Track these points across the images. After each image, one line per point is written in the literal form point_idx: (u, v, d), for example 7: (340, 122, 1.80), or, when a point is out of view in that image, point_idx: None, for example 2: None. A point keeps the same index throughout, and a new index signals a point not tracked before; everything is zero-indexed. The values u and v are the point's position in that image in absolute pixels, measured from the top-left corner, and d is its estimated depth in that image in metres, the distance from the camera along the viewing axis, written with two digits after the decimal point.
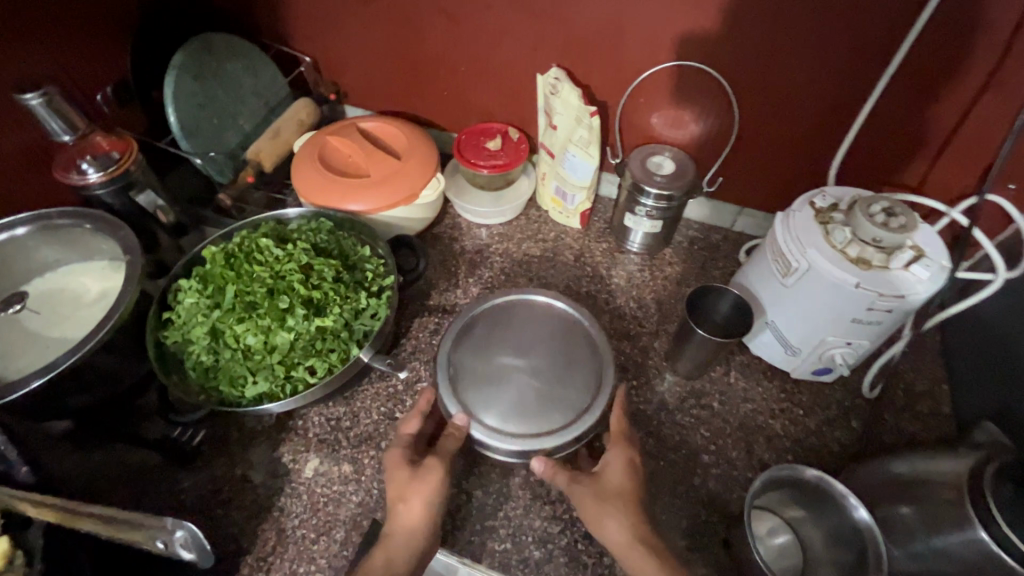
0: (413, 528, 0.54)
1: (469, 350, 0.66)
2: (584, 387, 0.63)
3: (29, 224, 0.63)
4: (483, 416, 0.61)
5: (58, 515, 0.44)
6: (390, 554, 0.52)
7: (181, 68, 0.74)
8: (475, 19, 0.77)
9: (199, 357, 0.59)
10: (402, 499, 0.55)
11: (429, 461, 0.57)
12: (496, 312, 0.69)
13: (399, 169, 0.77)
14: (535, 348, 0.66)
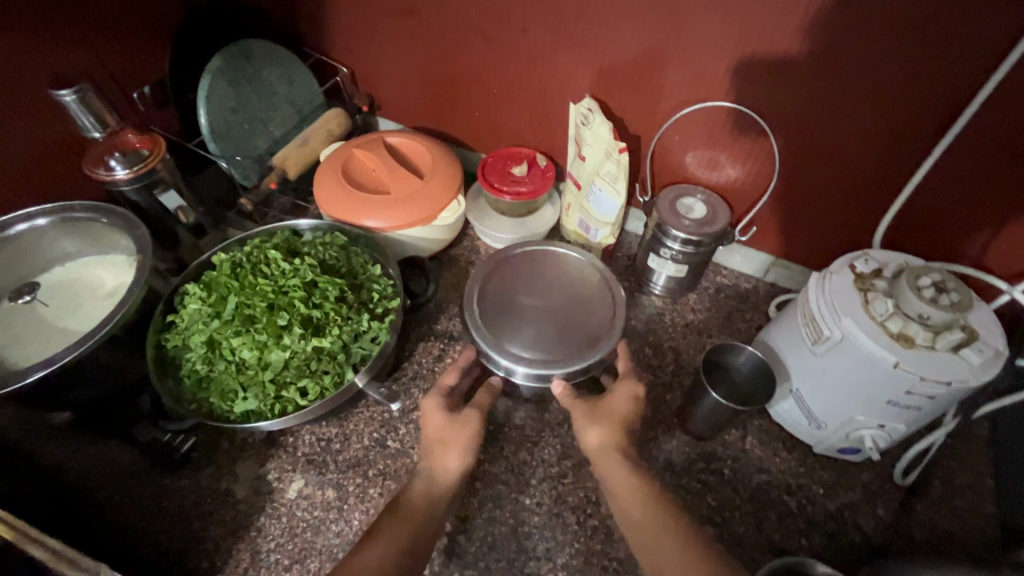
0: (445, 479, 0.54)
1: (494, 292, 0.70)
2: (597, 319, 0.68)
3: (50, 214, 0.64)
4: (510, 347, 0.64)
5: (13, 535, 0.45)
6: (426, 494, 0.52)
7: (216, 73, 0.75)
8: (511, 43, 0.75)
9: (194, 365, 0.59)
10: (435, 446, 0.55)
11: (464, 410, 0.56)
12: (518, 260, 0.74)
13: (419, 189, 0.76)
14: (552, 289, 0.71)
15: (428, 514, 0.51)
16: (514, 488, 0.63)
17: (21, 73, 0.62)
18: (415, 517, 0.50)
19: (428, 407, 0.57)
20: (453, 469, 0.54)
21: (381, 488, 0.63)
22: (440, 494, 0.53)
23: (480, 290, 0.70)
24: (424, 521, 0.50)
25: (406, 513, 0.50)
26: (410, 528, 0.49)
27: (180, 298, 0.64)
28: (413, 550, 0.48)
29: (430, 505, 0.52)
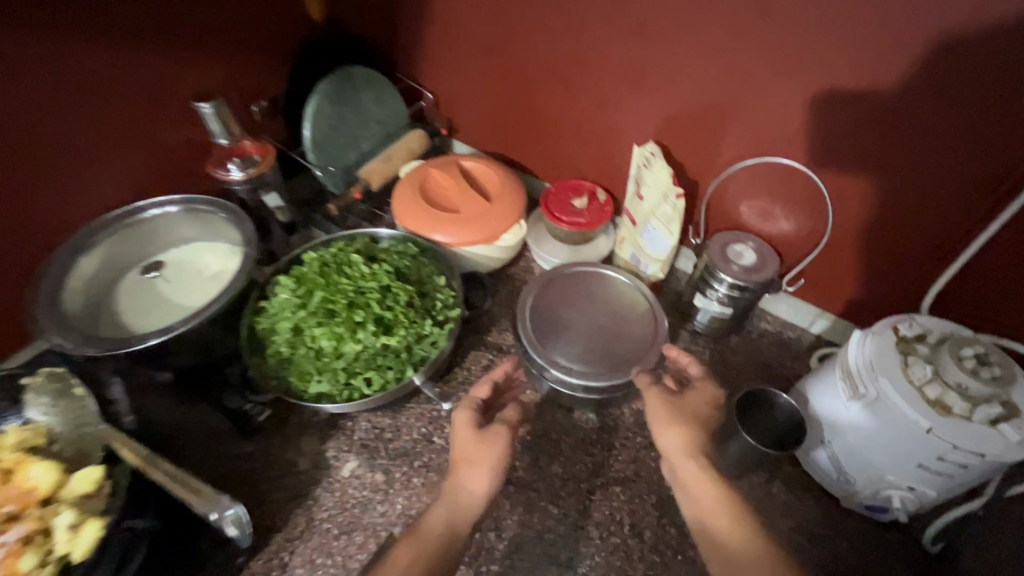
0: (467, 502, 0.56)
1: (546, 307, 0.77)
2: (640, 337, 0.74)
3: (180, 206, 0.76)
4: (558, 358, 0.71)
5: (139, 458, 0.52)
6: (447, 515, 0.54)
7: (323, 93, 0.85)
8: (586, 86, 0.82)
9: (279, 348, 0.67)
10: (461, 463, 0.57)
11: (491, 427, 0.59)
12: (569, 279, 0.81)
13: (487, 211, 0.83)
14: (599, 306, 0.78)
15: (447, 535, 0.53)
16: (543, 496, 0.68)
17: (177, 80, 0.75)
18: (435, 539, 0.53)
19: (456, 421, 0.61)
20: (479, 487, 0.56)
21: (424, 479, 0.69)
22: (462, 512, 0.55)
23: (533, 304, 0.77)
24: (440, 542, 0.53)
25: (425, 535, 0.53)
26: (427, 549, 0.52)
27: (272, 287, 0.73)
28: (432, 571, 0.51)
29: (450, 526, 0.54)
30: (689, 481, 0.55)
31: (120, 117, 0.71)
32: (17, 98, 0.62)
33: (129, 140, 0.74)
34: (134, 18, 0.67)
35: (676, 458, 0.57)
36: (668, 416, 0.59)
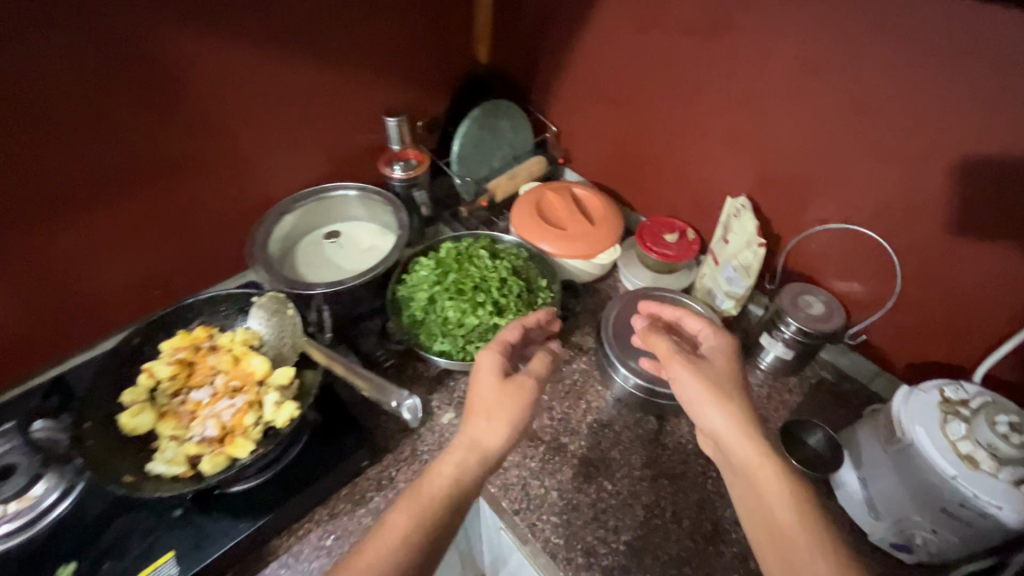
0: (477, 455, 0.63)
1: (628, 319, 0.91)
2: None
3: (358, 190, 0.98)
4: (629, 361, 0.86)
5: (325, 357, 0.73)
6: (457, 471, 0.62)
7: (474, 118, 1.05)
8: (692, 141, 0.96)
9: (413, 311, 0.86)
10: (480, 411, 0.66)
11: (516, 378, 0.69)
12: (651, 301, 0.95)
13: (590, 232, 0.99)
14: None
15: (456, 487, 0.61)
16: (601, 474, 0.81)
17: (370, 98, 0.99)
18: (445, 489, 0.61)
19: (481, 368, 0.70)
20: (493, 435, 0.64)
21: None
22: (472, 467, 0.63)
23: (618, 315, 0.92)
24: (448, 492, 0.61)
25: (433, 484, 0.61)
26: (435, 497, 0.60)
27: (412, 264, 0.92)
28: (437, 517, 0.59)
29: (458, 478, 0.62)
30: (730, 445, 0.63)
31: (329, 121, 0.96)
32: (271, 100, 0.86)
33: (331, 138, 0.98)
34: (354, 51, 0.91)
35: (734, 441, 0.63)
36: (706, 396, 0.66)
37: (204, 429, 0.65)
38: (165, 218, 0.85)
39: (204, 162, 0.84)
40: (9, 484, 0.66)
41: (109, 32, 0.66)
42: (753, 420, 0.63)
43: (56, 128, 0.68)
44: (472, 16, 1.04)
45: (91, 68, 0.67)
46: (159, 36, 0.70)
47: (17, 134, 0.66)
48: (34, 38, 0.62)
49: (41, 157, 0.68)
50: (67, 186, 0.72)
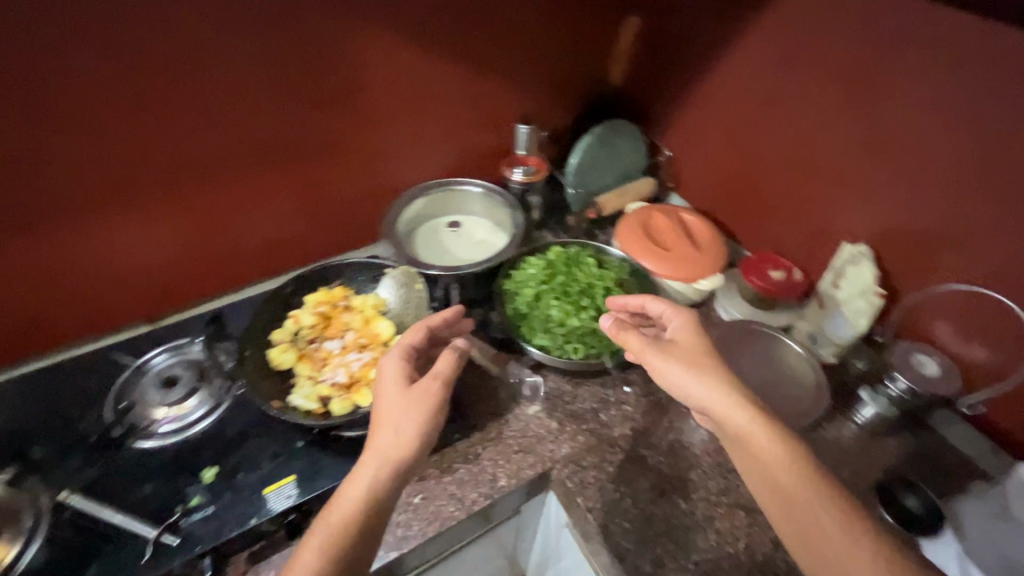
0: (387, 468, 0.61)
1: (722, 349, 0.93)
2: (797, 404, 0.87)
3: (483, 188, 1.07)
4: None
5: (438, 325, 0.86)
6: (368, 485, 0.60)
7: (597, 134, 1.10)
8: (813, 181, 0.96)
9: (518, 305, 0.92)
10: (386, 421, 0.64)
11: (418, 382, 0.67)
12: (748, 333, 0.96)
13: (695, 258, 1.01)
14: (765, 364, 0.92)
15: (367, 503, 0.59)
16: (677, 492, 0.82)
17: (504, 105, 1.07)
18: (356, 508, 0.59)
19: (387, 378, 0.68)
20: (399, 444, 0.62)
21: (587, 439, 0.88)
22: (385, 478, 0.61)
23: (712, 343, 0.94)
24: (361, 510, 0.59)
25: (345, 506, 0.59)
26: (349, 517, 0.58)
27: (520, 262, 0.99)
28: (352, 539, 0.57)
29: (370, 493, 0.60)
30: (727, 419, 0.64)
31: (464, 122, 1.05)
32: (420, 96, 0.97)
33: (463, 137, 1.08)
34: (498, 61, 1.00)
35: (728, 418, 0.64)
36: (683, 372, 0.68)
37: (335, 375, 0.74)
38: (317, 188, 0.98)
39: (356, 144, 0.97)
40: (173, 392, 0.79)
41: (307, 24, 0.79)
42: (741, 389, 0.65)
43: (255, 100, 0.82)
44: (608, 40, 1.11)
45: (289, 55, 0.81)
46: (342, 33, 0.83)
47: (226, 98, 0.80)
48: (256, 28, 0.76)
49: (237, 121, 0.83)
50: (248, 147, 0.86)
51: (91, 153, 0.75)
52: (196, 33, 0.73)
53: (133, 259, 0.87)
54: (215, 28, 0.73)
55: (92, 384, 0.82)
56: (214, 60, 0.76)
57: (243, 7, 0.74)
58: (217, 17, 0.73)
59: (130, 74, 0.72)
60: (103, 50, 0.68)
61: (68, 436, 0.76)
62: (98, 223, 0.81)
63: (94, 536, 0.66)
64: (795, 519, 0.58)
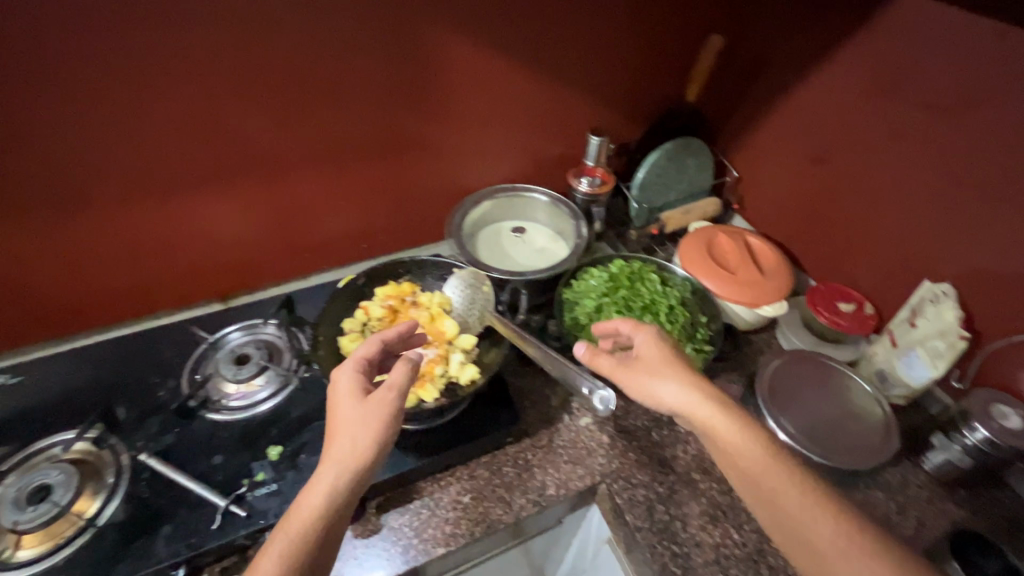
0: (345, 479, 0.55)
1: (784, 377, 0.90)
2: (862, 443, 0.83)
3: (550, 198, 1.08)
4: (784, 420, 0.84)
5: (498, 322, 0.83)
6: (328, 493, 0.54)
7: (667, 150, 1.09)
8: (892, 213, 0.92)
9: (577, 315, 0.92)
10: (341, 433, 0.58)
11: (374, 392, 0.60)
12: (812, 365, 0.93)
13: (760, 282, 0.98)
14: (829, 398, 0.89)
15: (323, 516, 0.54)
16: (728, 520, 0.81)
17: (574, 115, 1.08)
18: (310, 523, 0.53)
19: (340, 388, 0.61)
20: (354, 456, 0.56)
21: (637, 456, 0.87)
22: (344, 488, 0.55)
23: (775, 370, 0.91)
24: (316, 525, 0.53)
25: (298, 521, 0.53)
26: (303, 533, 0.52)
27: (581, 272, 0.99)
28: (307, 556, 0.52)
29: (326, 505, 0.54)
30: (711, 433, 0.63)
31: (535, 129, 1.07)
32: (494, 102, 0.98)
33: (533, 144, 1.09)
34: (574, 71, 1.00)
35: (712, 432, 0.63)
36: (654, 382, 0.67)
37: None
38: (389, 183, 1.01)
39: (431, 144, 0.99)
40: (245, 369, 0.83)
41: (395, 25, 0.82)
42: (714, 389, 0.65)
43: (338, 94, 0.85)
44: (688, 57, 1.10)
45: (375, 53, 0.83)
46: (426, 35, 0.85)
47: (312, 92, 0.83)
48: (347, 28, 0.79)
49: (320, 113, 0.86)
50: (326, 139, 0.90)
51: (189, 135, 0.80)
52: (293, 27, 0.76)
53: (217, 235, 0.93)
54: (311, 25, 0.77)
55: (170, 354, 0.87)
56: (305, 54, 0.79)
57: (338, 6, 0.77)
58: (314, 14, 0.76)
59: (229, 63, 0.75)
60: (209, 39, 0.72)
61: (148, 401, 0.80)
62: (189, 199, 0.87)
63: (166, 498, 0.70)
64: (797, 537, 0.56)
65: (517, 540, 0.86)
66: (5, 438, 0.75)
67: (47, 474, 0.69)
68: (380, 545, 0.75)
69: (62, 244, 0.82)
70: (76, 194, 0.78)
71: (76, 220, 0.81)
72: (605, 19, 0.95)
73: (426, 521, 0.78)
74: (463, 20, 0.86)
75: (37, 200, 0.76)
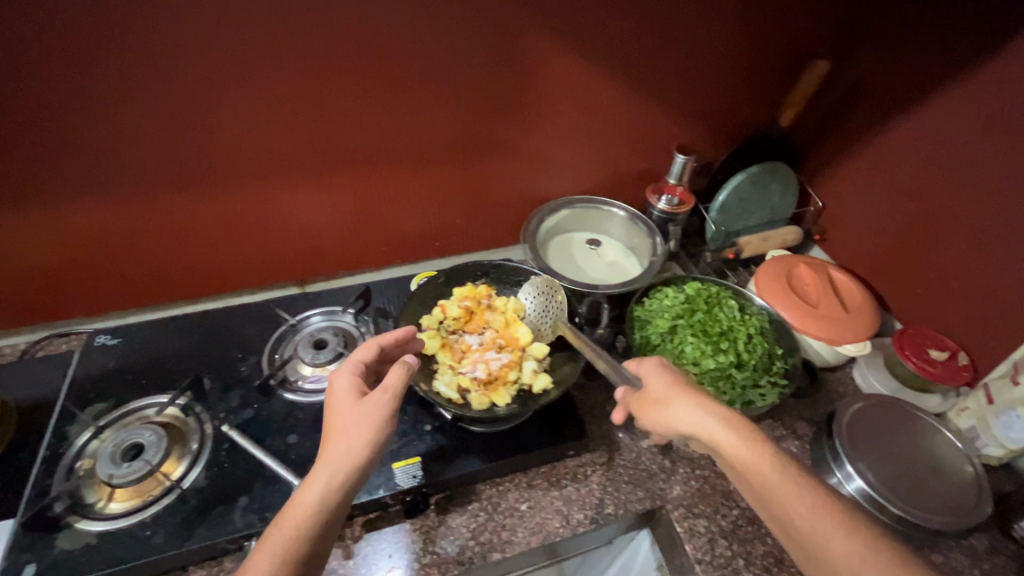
0: (343, 475, 0.55)
1: (864, 422, 0.86)
2: (948, 501, 0.78)
3: (627, 213, 1.07)
4: (861, 466, 0.80)
5: (571, 334, 0.82)
6: (321, 489, 0.54)
7: (752, 174, 1.06)
8: (999, 261, 0.86)
9: (648, 334, 0.91)
10: (336, 432, 0.58)
11: (370, 394, 0.61)
12: (895, 412, 0.88)
13: (843, 319, 0.94)
14: (912, 449, 0.84)
15: (321, 512, 0.53)
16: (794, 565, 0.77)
17: (658, 132, 1.07)
18: (308, 518, 0.53)
19: (338, 390, 0.62)
20: (350, 453, 0.56)
21: (699, 485, 0.84)
22: (338, 485, 0.54)
23: (854, 413, 0.87)
24: (311, 519, 0.52)
25: (294, 518, 0.52)
26: (298, 529, 0.52)
27: (655, 291, 0.97)
28: (304, 552, 0.51)
29: (324, 500, 0.54)
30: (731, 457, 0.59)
31: (618, 142, 1.06)
32: (581, 113, 0.99)
33: (614, 157, 1.09)
34: (664, 88, 0.99)
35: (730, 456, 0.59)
36: (665, 416, 0.64)
37: (473, 368, 0.77)
38: (469, 184, 1.03)
39: (515, 150, 1.01)
40: (322, 354, 0.85)
41: (495, 33, 0.83)
42: (731, 417, 0.61)
43: (434, 96, 0.87)
44: (785, 81, 1.07)
45: (473, 60, 0.85)
46: (523, 45, 0.86)
47: (409, 93, 0.85)
48: (451, 33, 0.81)
49: (413, 113, 0.88)
50: (416, 138, 0.92)
51: (292, 126, 0.83)
52: (400, 30, 0.78)
53: (305, 220, 0.97)
54: (417, 30, 0.79)
55: (254, 331, 0.91)
56: (407, 56, 0.81)
57: (445, 12, 0.78)
58: (422, 19, 0.78)
59: (337, 61, 0.78)
60: (322, 37, 0.75)
61: (231, 374, 0.84)
62: (285, 185, 0.91)
63: (243, 471, 0.73)
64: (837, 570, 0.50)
65: (553, 559, 0.84)
66: (103, 394, 0.80)
67: (141, 434, 0.73)
68: (437, 541, 0.75)
69: (168, 216, 0.88)
70: (189, 171, 0.83)
71: (184, 196, 0.86)
72: (706, 37, 0.94)
73: (483, 524, 0.77)
74: (562, 32, 0.86)
75: (153, 175, 0.82)
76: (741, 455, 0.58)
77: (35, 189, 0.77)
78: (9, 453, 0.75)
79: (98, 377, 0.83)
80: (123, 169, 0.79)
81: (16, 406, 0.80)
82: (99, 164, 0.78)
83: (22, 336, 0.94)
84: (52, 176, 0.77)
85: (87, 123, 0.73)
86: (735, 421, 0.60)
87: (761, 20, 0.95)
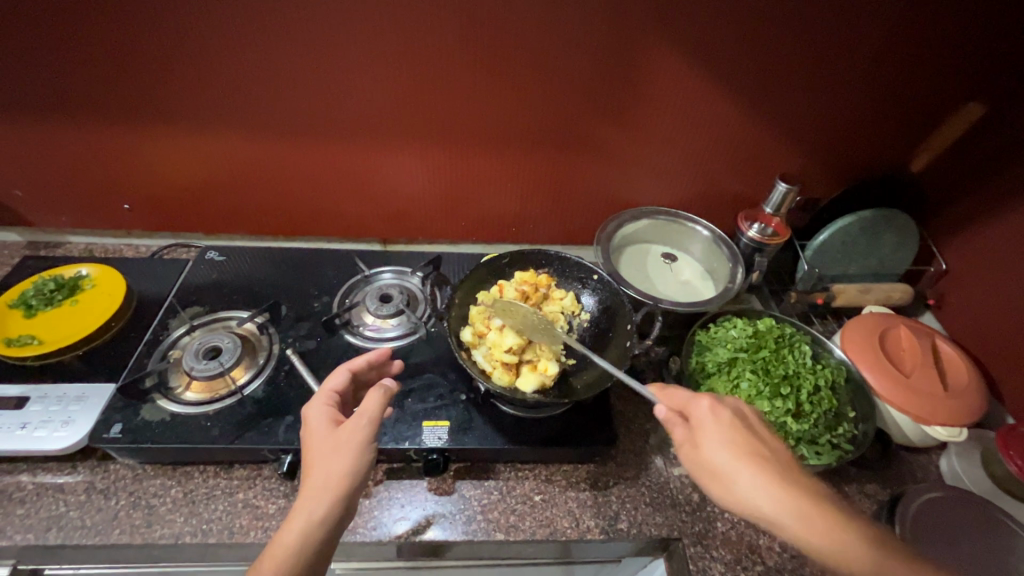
0: (321, 510, 0.56)
1: (936, 517, 0.76)
2: None
3: (711, 233, 1.03)
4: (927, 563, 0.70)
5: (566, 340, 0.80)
6: (303, 526, 0.55)
7: (863, 218, 0.96)
8: None
9: (705, 361, 0.87)
10: (315, 467, 0.58)
11: (346, 422, 0.61)
12: (978, 515, 0.76)
13: (938, 396, 0.82)
14: (995, 561, 0.72)
15: (300, 554, 0.54)
16: None
17: (762, 156, 1.01)
18: (285, 560, 0.53)
19: (314, 420, 0.63)
20: (330, 487, 0.57)
21: (725, 529, 0.79)
22: (314, 522, 0.55)
23: (925, 505, 0.77)
24: (289, 563, 0.53)
25: (272, 560, 0.53)
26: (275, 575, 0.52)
27: (722, 320, 0.93)
28: None
29: (303, 542, 0.54)
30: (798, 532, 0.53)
31: (716, 161, 1.02)
32: (681, 125, 0.96)
33: (708, 175, 1.05)
34: (777, 112, 0.94)
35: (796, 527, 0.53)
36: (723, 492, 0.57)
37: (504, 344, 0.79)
38: (555, 178, 1.05)
39: (605, 152, 1.00)
40: (385, 307, 0.92)
41: (605, 34, 0.82)
42: (803, 504, 0.54)
43: (534, 87, 0.89)
44: (925, 125, 0.96)
45: (578, 56, 0.85)
46: (631, 49, 0.85)
47: (511, 80, 0.88)
48: (560, 28, 0.82)
49: (511, 101, 0.91)
50: (511, 124, 0.95)
51: (398, 97, 0.89)
52: (512, 20, 0.80)
53: (397, 185, 1.05)
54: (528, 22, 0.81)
55: (333, 274, 1.00)
56: (514, 45, 0.83)
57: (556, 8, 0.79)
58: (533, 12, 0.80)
59: (448, 42, 0.83)
60: (439, 19, 0.80)
61: (305, 307, 0.93)
62: (384, 150, 0.98)
63: (295, 393, 0.81)
64: None
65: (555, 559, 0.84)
66: (201, 299, 0.93)
67: (221, 339, 0.84)
68: (448, 505, 0.78)
69: (282, 160, 0.99)
70: (305, 124, 0.93)
71: (298, 145, 0.96)
72: (837, 65, 0.87)
73: (494, 503, 0.79)
74: (675, 41, 0.84)
75: (275, 121, 0.92)
76: (822, 552, 0.52)
77: (183, 117, 0.90)
78: (124, 329, 0.89)
79: (201, 284, 0.96)
80: (254, 113, 0.91)
81: (138, 293, 0.95)
82: (236, 106, 0.89)
83: (155, 239, 1.12)
84: (197, 108, 0.89)
85: (231, 69, 0.84)
86: (811, 514, 0.53)
87: (909, 55, 0.85)
